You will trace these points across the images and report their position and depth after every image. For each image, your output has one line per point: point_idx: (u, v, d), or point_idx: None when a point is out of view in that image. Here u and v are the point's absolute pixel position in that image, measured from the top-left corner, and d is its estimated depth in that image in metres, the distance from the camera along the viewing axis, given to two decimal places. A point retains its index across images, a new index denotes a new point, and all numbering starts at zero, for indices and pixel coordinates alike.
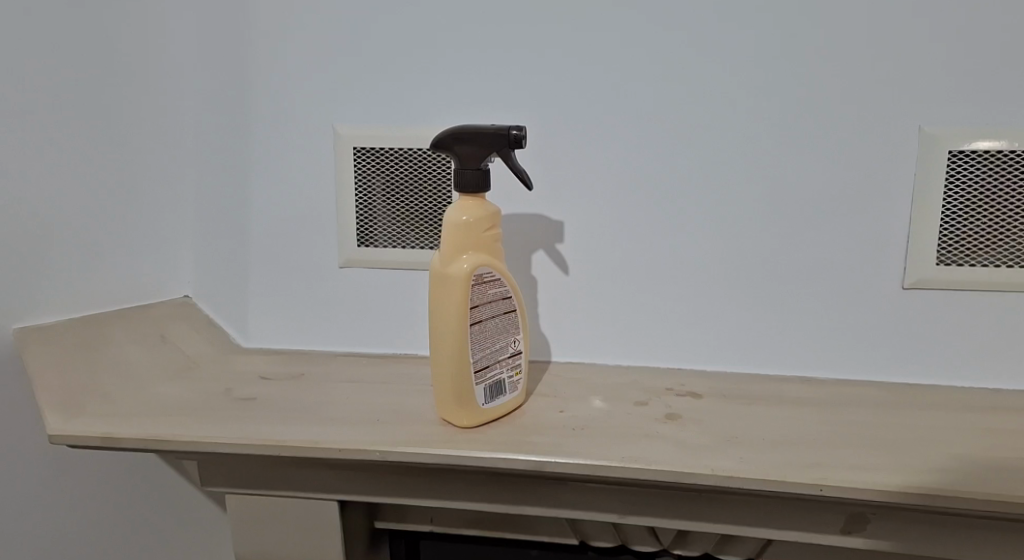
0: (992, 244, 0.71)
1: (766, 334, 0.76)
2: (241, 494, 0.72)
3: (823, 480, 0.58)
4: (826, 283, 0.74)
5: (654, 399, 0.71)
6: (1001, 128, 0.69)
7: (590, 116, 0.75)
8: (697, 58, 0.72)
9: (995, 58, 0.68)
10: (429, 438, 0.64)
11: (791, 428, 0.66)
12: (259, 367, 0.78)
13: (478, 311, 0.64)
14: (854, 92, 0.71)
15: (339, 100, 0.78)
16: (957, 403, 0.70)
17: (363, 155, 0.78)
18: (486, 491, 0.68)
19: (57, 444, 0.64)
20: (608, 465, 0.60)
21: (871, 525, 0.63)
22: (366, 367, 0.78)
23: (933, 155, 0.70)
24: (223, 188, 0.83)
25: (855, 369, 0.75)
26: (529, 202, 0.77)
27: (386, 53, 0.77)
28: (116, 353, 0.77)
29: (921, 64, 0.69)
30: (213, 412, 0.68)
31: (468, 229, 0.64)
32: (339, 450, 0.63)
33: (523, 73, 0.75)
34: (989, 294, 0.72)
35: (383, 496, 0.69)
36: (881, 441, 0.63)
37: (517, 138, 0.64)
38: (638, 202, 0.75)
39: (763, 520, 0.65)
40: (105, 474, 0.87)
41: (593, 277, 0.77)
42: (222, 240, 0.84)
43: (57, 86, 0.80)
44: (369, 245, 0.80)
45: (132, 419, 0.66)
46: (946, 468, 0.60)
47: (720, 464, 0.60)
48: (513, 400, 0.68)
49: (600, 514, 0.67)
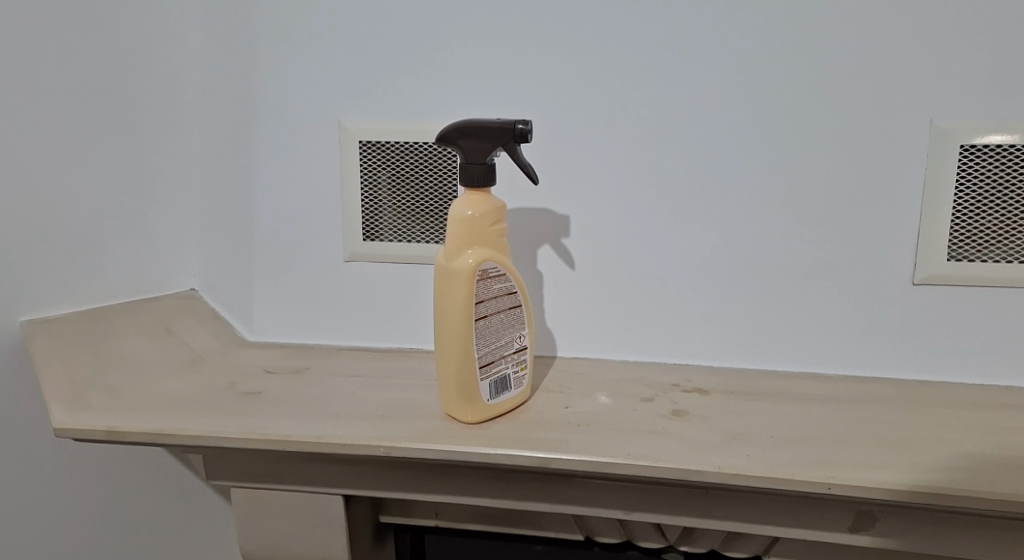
0: (1004, 240, 0.70)
1: (775, 329, 0.75)
2: (245, 488, 0.72)
3: (830, 478, 0.58)
4: (834, 280, 0.73)
5: (660, 395, 0.71)
6: (1013, 121, 0.68)
7: (597, 109, 0.74)
8: (706, 50, 0.71)
9: (1009, 50, 0.67)
10: (433, 434, 0.64)
11: (799, 425, 0.65)
12: (263, 361, 0.78)
13: (483, 307, 0.64)
14: (862, 86, 0.70)
15: (343, 93, 0.78)
16: (968, 401, 0.69)
17: (369, 148, 0.78)
18: (491, 487, 0.68)
19: (61, 438, 0.64)
20: (612, 462, 0.60)
21: (878, 523, 0.63)
22: (371, 362, 0.78)
23: (943, 150, 0.69)
24: (229, 181, 0.83)
25: (864, 366, 0.74)
26: (536, 196, 0.76)
27: (389, 46, 0.76)
28: (121, 346, 0.77)
29: (932, 57, 0.68)
30: (218, 407, 0.68)
31: (473, 224, 0.64)
32: (343, 445, 0.63)
33: (527, 66, 0.74)
34: (1001, 290, 0.71)
35: (388, 491, 0.69)
36: (890, 440, 0.63)
37: (522, 132, 0.63)
38: (644, 197, 0.75)
39: (770, 518, 0.65)
40: (109, 468, 0.87)
41: (598, 273, 0.77)
42: (228, 233, 0.84)
43: (63, 78, 0.79)
44: (375, 239, 0.80)
45: (137, 413, 0.66)
46: (956, 467, 0.59)
47: (727, 461, 0.60)
48: (518, 395, 0.67)
49: (605, 511, 0.67)
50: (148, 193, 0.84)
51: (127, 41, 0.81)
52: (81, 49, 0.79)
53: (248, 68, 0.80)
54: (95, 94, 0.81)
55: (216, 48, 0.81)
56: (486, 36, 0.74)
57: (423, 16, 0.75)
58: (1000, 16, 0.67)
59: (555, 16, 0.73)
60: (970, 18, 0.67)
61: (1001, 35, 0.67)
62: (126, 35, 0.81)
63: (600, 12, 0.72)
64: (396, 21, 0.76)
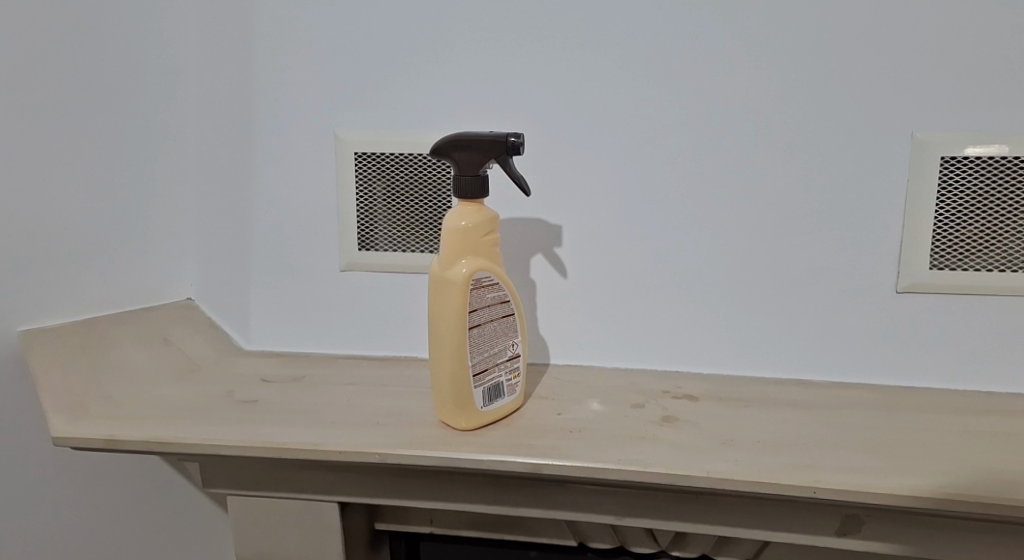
0: (988, 249, 0.71)
1: (765, 334, 0.76)
2: (243, 496, 0.73)
3: (816, 482, 0.59)
4: (821, 288, 0.75)
5: (651, 401, 0.72)
6: (992, 133, 0.70)
7: (588, 119, 0.75)
8: (694, 62, 0.73)
9: (989, 64, 0.69)
10: (428, 440, 0.65)
11: (787, 430, 0.67)
12: (260, 370, 0.79)
13: (477, 315, 0.65)
14: (847, 99, 0.71)
15: (338, 104, 0.79)
16: (951, 407, 0.71)
17: (364, 159, 0.79)
18: (486, 493, 0.69)
19: (60, 445, 0.65)
20: (604, 468, 0.61)
21: (865, 526, 0.64)
22: (368, 370, 0.79)
23: (925, 161, 0.71)
24: (225, 191, 0.84)
25: (851, 373, 0.75)
26: (529, 206, 0.78)
27: (385, 58, 0.77)
28: (118, 355, 0.78)
29: (914, 70, 0.70)
30: (215, 414, 0.69)
31: (467, 234, 0.65)
32: (340, 452, 0.64)
33: (521, 77, 0.76)
34: (983, 298, 0.72)
35: (384, 497, 0.70)
36: (875, 445, 0.64)
37: (514, 145, 0.64)
38: (636, 207, 0.76)
39: (759, 522, 0.66)
40: (102, 479, 0.88)
41: (590, 281, 0.78)
42: (224, 241, 0.85)
43: (63, 90, 0.81)
44: (370, 249, 0.81)
45: (135, 421, 0.67)
46: (939, 471, 0.60)
47: (716, 466, 0.61)
48: (511, 403, 0.69)
49: (598, 516, 0.68)
50: (145, 203, 0.86)
51: (128, 53, 0.83)
52: (80, 60, 0.81)
53: (246, 79, 0.81)
54: (95, 107, 0.82)
55: (214, 60, 0.82)
56: (480, 49, 0.76)
57: (418, 29, 0.76)
58: (980, 31, 0.69)
59: (548, 27, 0.74)
60: (950, 31, 0.69)
61: (982, 48, 0.69)
62: (124, 46, 0.82)
63: (591, 25, 0.74)
64: (391, 33, 0.77)
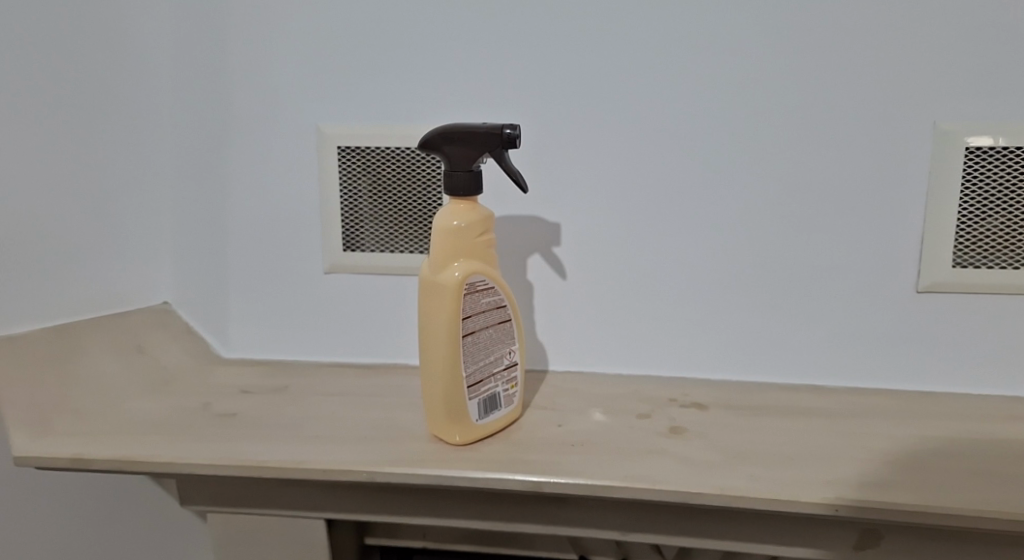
0: (1014, 245, 0.67)
1: (777, 337, 0.72)
2: (222, 513, 0.68)
3: (838, 499, 0.55)
4: (836, 287, 0.70)
5: (657, 410, 0.67)
6: (1019, 121, 0.65)
7: (587, 110, 0.71)
8: (701, 48, 0.68)
9: (1015, 47, 0.65)
10: (419, 457, 0.60)
11: (803, 441, 0.62)
12: (240, 380, 0.74)
13: (470, 322, 0.60)
14: (863, 86, 0.67)
15: (321, 95, 0.74)
16: (973, 412, 0.67)
17: (350, 154, 0.74)
18: (482, 510, 0.64)
19: (23, 466, 0.60)
20: (609, 485, 0.57)
21: (885, 542, 0.60)
22: (355, 379, 0.75)
23: (948, 152, 0.67)
24: (200, 190, 0.79)
25: (867, 377, 0.71)
26: (524, 204, 0.73)
27: (370, 47, 0.73)
28: (89, 367, 0.74)
29: (936, 53, 0.66)
30: (190, 430, 0.64)
31: (459, 235, 0.60)
32: (324, 471, 0.59)
33: (515, 67, 0.71)
34: (1007, 297, 0.68)
35: (374, 514, 0.65)
36: (898, 456, 0.60)
37: (510, 137, 0.59)
38: (638, 204, 0.72)
39: (775, 539, 0.62)
40: (73, 498, 0.83)
41: (591, 282, 0.74)
42: (200, 242, 0.80)
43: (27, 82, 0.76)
44: (357, 249, 0.76)
45: (105, 438, 0.63)
46: (969, 485, 0.56)
47: (730, 482, 0.57)
48: (508, 414, 0.64)
49: (601, 533, 0.64)
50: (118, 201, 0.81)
51: (93, 43, 0.77)
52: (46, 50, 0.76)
53: (221, 69, 0.75)
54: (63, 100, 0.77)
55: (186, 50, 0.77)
56: (471, 35, 0.71)
57: (403, 16, 0.72)
58: (1005, 13, 0.64)
59: (544, 12, 0.69)
60: (974, 12, 0.65)
61: (1007, 31, 0.65)
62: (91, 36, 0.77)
63: (589, 10, 0.69)
64: (376, 20, 0.72)
